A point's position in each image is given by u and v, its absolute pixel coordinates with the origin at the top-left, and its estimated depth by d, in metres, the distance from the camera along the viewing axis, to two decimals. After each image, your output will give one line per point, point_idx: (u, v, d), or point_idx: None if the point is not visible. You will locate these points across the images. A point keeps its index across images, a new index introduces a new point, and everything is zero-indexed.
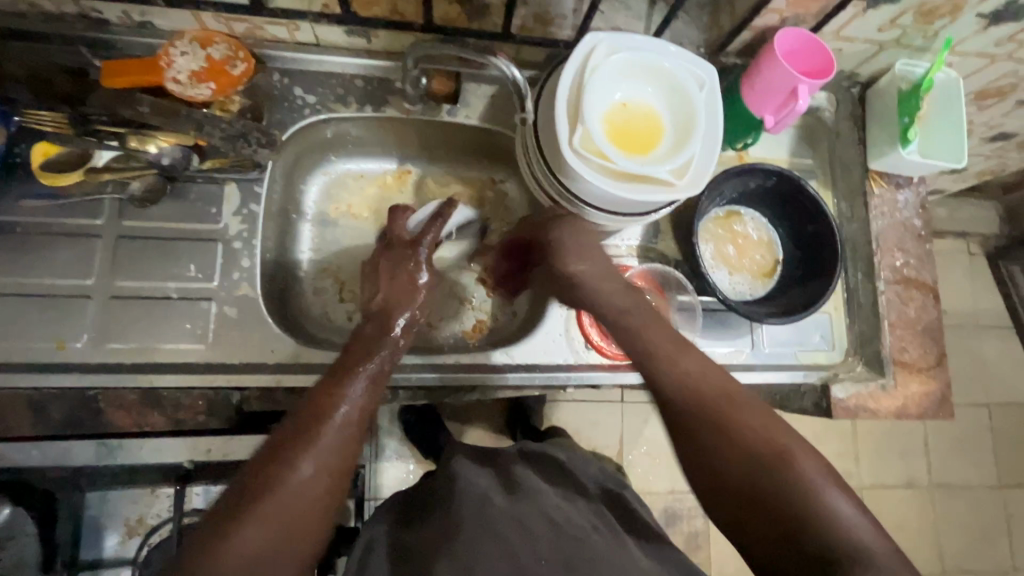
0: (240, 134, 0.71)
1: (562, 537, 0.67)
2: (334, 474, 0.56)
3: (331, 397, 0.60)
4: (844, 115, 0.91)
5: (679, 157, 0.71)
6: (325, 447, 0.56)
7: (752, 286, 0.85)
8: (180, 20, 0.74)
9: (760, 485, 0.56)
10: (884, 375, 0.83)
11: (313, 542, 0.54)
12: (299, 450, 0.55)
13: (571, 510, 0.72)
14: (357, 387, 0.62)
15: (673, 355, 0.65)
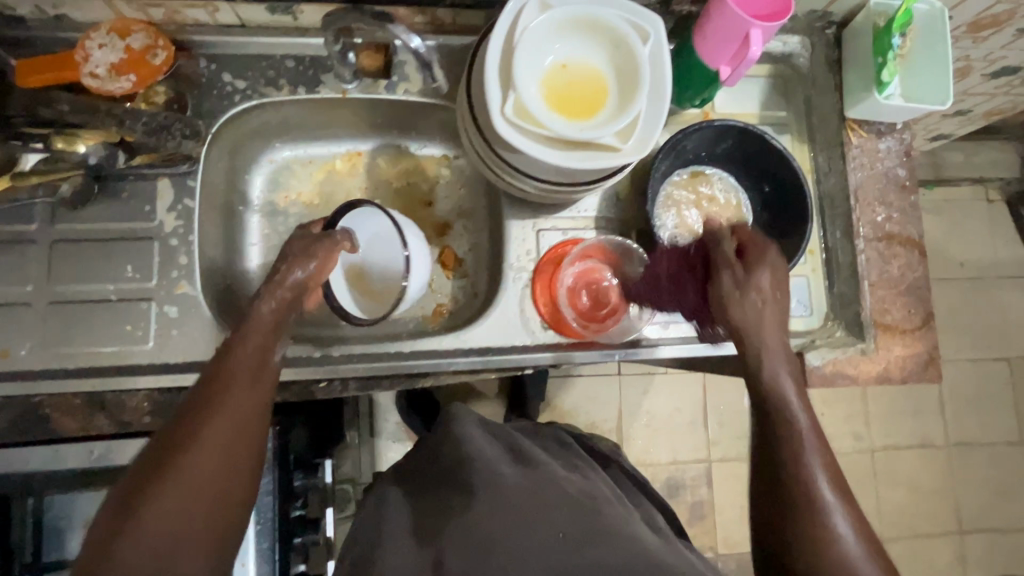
0: (163, 126, 0.68)
1: (577, 507, 0.64)
2: (234, 437, 0.55)
3: (225, 366, 0.58)
4: (819, 60, 0.83)
5: (623, 119, 0.65)
6: (224, 408, 0.55)
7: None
8: (95, 10, 0.70)
9: (791, 475, 0.56)
10: (865, 339, 0.78)
11: (224, 505, 0.52)
12: (194, 430, 0.53)
13: (578, 481, 0.71)
14: (250, 351, 0.61)
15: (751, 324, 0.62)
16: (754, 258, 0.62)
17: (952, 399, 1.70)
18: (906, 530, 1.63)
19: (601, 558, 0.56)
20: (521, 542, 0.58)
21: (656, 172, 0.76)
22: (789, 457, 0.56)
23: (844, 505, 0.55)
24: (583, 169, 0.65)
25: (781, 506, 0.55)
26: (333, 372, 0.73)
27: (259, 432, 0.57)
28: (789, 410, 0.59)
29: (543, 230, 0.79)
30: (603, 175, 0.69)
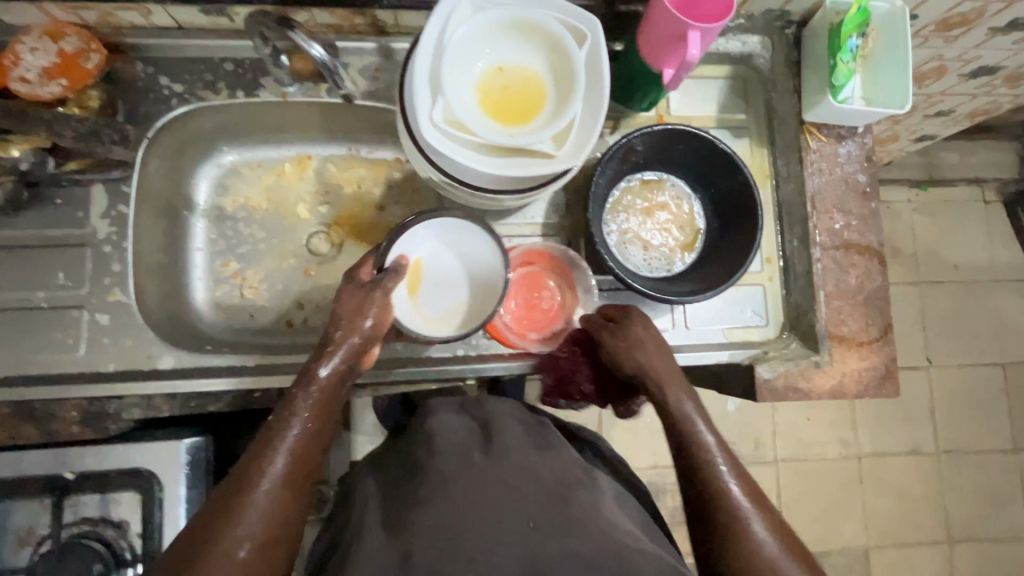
0: (93, 131, 0.67)
1: (549, 498, 0.59)
2: (271, 530, 0.56)
3: (257, 478, 0.56)
4: (779, 60, 0.80)
5: (557, 124, 0.63)
6: (252, 525, 0.55)
7: (670, 262, 0.79)
8: (28, 14, 0.69)
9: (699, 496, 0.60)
10: (819, 351, 0.76)
11: None
12: (232, 525, 0.54)
13: (553, 465, 0.65)
14: (293, 435, 0.59)
15: (645, 358, 0.68)
16: (624, 316, 0.70)
17: (959, 406, 1.56)
18: (900, 542, 1.50)
19: (574, 549, 0.53)
20: (485, 533, 0.54)
21: (601, 176, 0.73)
22: (697, 462, 0.62)
23: (758, 512, 0.59)
24: (515, 176, 0.63)
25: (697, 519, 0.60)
26: (267, 383, 0.72)
27: (296, 519, 0.58)
28: (694, 433, 0.63)
29: None
30: (539, 182, 0.66)
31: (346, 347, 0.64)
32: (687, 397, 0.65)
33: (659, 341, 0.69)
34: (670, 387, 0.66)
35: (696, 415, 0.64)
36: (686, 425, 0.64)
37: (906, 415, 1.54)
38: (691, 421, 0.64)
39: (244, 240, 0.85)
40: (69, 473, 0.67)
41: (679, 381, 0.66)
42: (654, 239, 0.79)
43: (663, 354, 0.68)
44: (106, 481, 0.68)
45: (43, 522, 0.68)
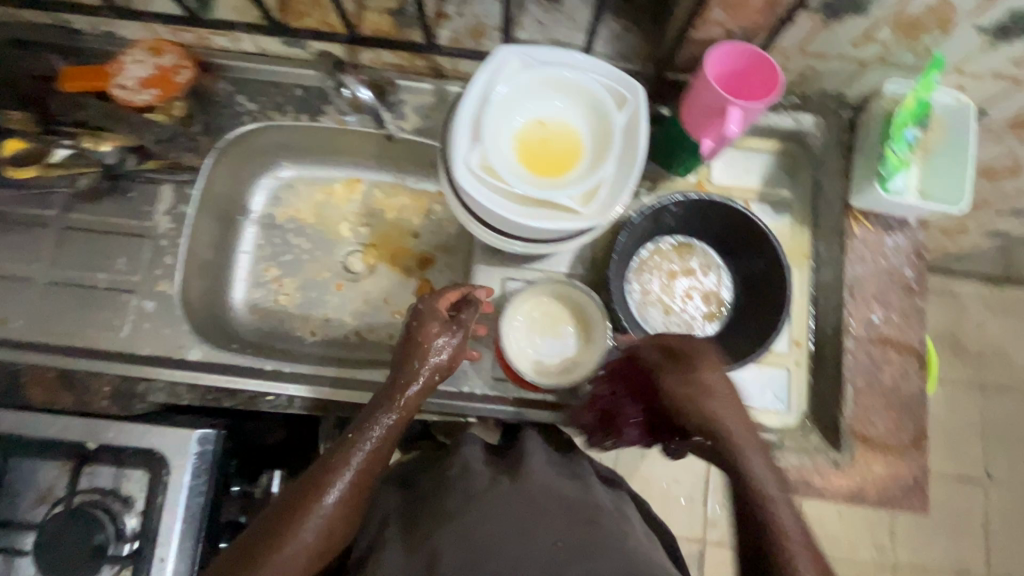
0: (170, 137, 0.78)
1: (574, 521, 0.56)
2: (317, 548, 0.59)
3: (317, 495, 0.60)
4: (831, 141, 0.79)
5: (587, 183, 0.64)
6: (302, 539, 0.58)
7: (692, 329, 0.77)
8: (138, 30, 0.79)
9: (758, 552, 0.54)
10: (839, 449, 0.71)
11: None
12: (279, 538, 0.57)
13: (571, 483, 0.61)
14: (354, 461, 0.62)
15: (716, 398, 0.59)
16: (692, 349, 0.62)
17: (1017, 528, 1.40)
18: None
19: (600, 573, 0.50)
20: (512, 546, 0.52)
21: (627, 236, 0.73)
22: (767, 524, 0.54)
23: None
24: (540, 228, 0.64)
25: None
26: (278, 388, 0.75)
27: (342, 539, 0.61)
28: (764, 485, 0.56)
29: (510, 279, 0.78)
30: (563, 236, 0.67)
31: (420, 380, 0.66)
32: (754, 450, 0.58)
33: (710, 384, 0.60)
34: (743, 442, 0.58)
35: (763, 472, 0.57)
36: (755, 481, 0.56)
37: (958, 532, 1.39)
38: (757, 478, 0.56)
39: (288, 248, 0.91)
40: (91, 444, 0.72)
41: (751, 433, 0.58)
42: (677, 304, 0.77)
43: (732, 405, 0.59)
44: (121, 457, 0.72)
45: (61, 484, 0.73)
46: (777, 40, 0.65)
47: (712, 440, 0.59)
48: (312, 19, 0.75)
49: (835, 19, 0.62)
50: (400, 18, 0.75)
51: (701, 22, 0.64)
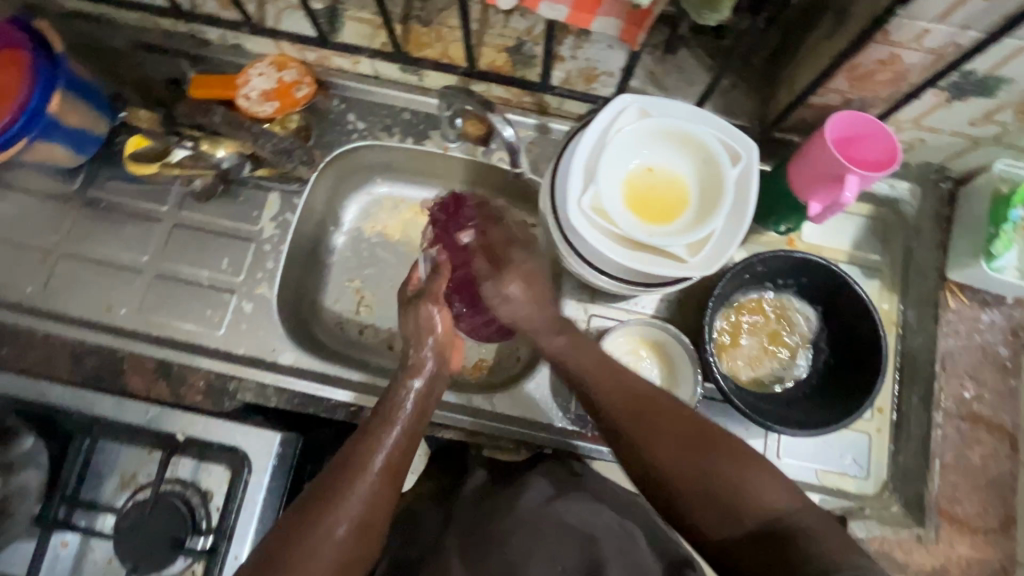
0: (287, 150, 0.79)
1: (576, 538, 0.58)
2: None
3: None
4: (927, 211, 0.78)
5: (695, 234, 0.66)
6: None
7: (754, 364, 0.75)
8: (265, 45, 0.83)
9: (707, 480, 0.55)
10: (924, 525, 0.70)
11: None
12: None
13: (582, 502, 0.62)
14: None
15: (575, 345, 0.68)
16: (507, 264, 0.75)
17: None
18: None
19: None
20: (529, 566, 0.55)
21: (725, 287, 0.73)
22: (672, 487, 0.56)
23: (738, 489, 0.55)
24: (645, 272, 0.66)
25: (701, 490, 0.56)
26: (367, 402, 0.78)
27: None
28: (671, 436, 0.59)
29: (596, 315, 0.79)
30: (663, 282, 0.69)
31: None
32: (653, 424, 0.59)
33: (605, 359, 0.66)
34: (657, 418, 0.59)
35: (648, 442, 0.59)
36: (650, 451, 0.58)
37: None
38: (648, 449, 0.58)
39: (374, 260, 0.90)
40: (181, 435, 0.74)
41: (638, 412, 0.60)
42: (734, 325, 0.75)
43: (610, 379, 0.64)
44: (208, 451, 0.74)
45: (147, 470, 0.76)
46: (895, 115, 0.67)
47: (613, 425, 0.62)
48: (433, 50, 0.79)
49: (961, 97, 0.62)
50: (517, 56, 0.78)
51: (821, 92, 0.66)
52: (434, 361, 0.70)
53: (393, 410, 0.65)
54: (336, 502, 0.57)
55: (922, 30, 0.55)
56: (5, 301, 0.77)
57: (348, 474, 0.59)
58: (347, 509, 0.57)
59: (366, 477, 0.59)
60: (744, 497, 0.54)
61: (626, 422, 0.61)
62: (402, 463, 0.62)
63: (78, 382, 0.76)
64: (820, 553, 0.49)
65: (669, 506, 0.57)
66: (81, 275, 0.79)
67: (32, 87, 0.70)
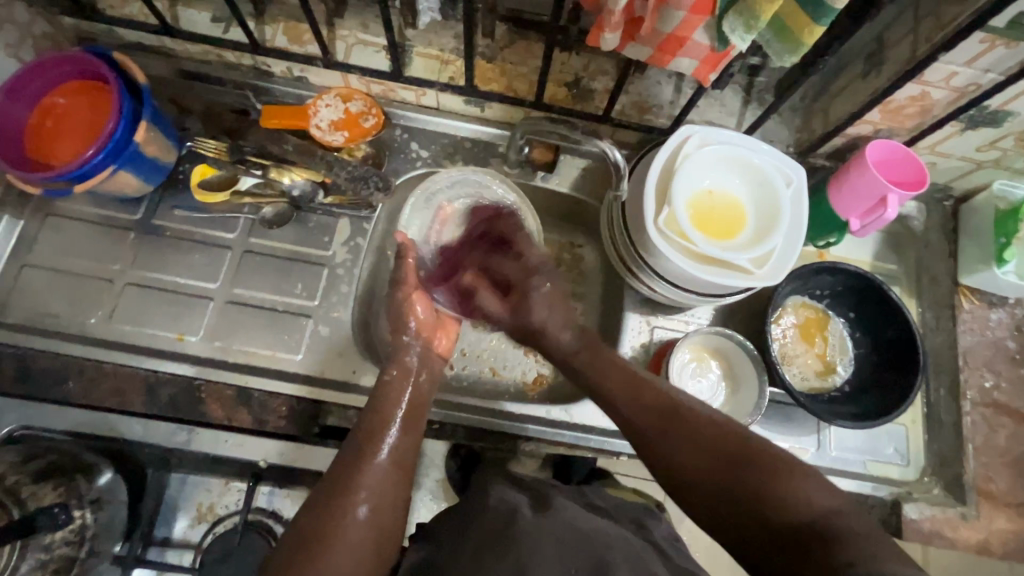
0: (363, 177, 0.83)
1: (589, 548, 0.57)
2: None
3: None
4: (936, 225, 0.89)
5: (759, 248, 0.73)
6: None
7: (807, 379, 0.82)
8: (330, 78, 0.86)
9: (744, 476, 0.55)
10: (965, 503, 0.79)
11: None
12: None
13: (598, 523, 0.62)
14: None
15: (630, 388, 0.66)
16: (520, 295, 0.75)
17: None
18: None
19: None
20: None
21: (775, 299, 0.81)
22: (703, 491, 0.57)
23: (778, 483, 0.53)
24: (717, 284, 0.73)
25: (739, 486, 0.55)
26: (447, 417, 0.81)
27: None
28: (694, 431, 0.60)
29: (657, 326, 0.85)
30: (731, 292, 0.75)
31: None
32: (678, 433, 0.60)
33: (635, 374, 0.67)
34: (687, 426, 0.60)
35: (679, 450, 0.59)
36: (676, 453, 0.59)
37: None
38: (678, 451, 0.60)
39: None
40: (262, 462, 0.75)
41: (662, 424, 0.62)
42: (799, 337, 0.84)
43: (639, 389, 0.65)
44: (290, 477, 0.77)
45: (225, 501, 0.76)
46: (918, 142, 0.77)
47: (639, 434, 0.63)
48: (498, 84, 0.85)
49: (974, 127, 0.73)
50: (576, 90, 0.85)
51: (856, 123, 0.76)
52: (418, 352, 0.74)
53: (389, 406, 0.67)
54: (349, 488, 0.58)
55: (951, 72, 0.65)
56: (69, 333, 0.75)
57: (358, 462, 0.61)
58: (360, 495, 0.58)
59: (375, 466, 0.61)
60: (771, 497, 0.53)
61: (652, 430, 0.62)
62: (405, 456, 0.64)
63: (151, 414, 0.74)
64: (862, 554, 0.46)
65: (704, 511, 0.57)
66: (148, 304, 0.78)
67: (117, 118, 0.70)
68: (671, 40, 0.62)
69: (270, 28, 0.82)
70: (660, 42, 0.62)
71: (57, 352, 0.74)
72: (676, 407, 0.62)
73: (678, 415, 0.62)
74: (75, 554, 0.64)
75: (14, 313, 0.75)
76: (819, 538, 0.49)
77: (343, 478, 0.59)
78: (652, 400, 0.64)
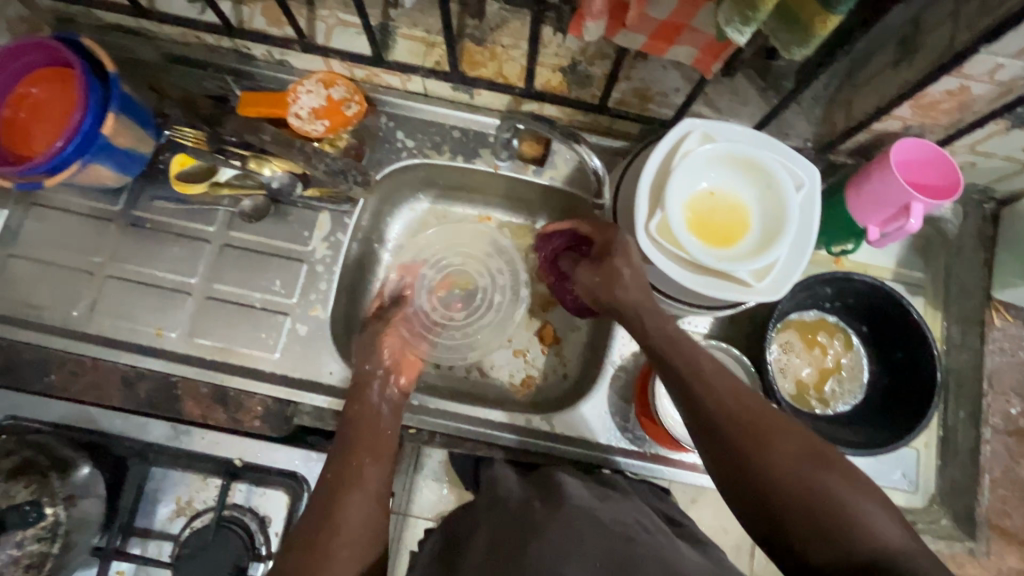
0: (342, 171, 0.78)
1: (608, 538, 0.52)
2: None
3: None
4: (972, 230, 0.80)
5: (762, 259, 0.66)
6: None
7: (790, 372, 0.77)
8: (312, 62, 0.81)
9: (827, 502, 0.50)
10: (975, 538, 0.73)
11: None
12: None
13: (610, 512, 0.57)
14: None
15: (697, 369, 0.59)
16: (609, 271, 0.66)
17: None
18: None
19: None
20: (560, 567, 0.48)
21: (778, 311, 0.74)
22: (784, 505, 0.51)
23: (862, 511, 0.49)
24: (711, 296, 0.67)
25: (816, 510, 0.50)
26: (422, 423, 0.79)
27: None
28: (778, 441, 0.54)
29: None
30: (727, 303, 0.70)
31: None
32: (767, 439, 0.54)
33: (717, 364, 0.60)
34: (769, 433, 0.54)
35: (760, 458, 0.53)
36: (759, 465, 0.53)
37: None
38: (756, 461, 0.53)
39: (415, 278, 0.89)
40: (238, 460, 0.74)
41: (752, 426, 0.55)
42: (830, 361, 0.78)
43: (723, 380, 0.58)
44: (266, 477, 0.73)
45: (204, 495, 0.75)
46: (954, 141, 0.68)
47: (717, 433, 0.56)
48: (487, 69, 0.78)
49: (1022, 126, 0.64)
50: (571, 76, 0.78)
51: (884, 118, 0.67)
52: (376, 390, 0.70)
53: (360, 434, 0.65)
54: (323, 531, 0.55)
55: (996, 64, 0.56)
56: (52, 326, 0.76)
57: (333, 501, 0.58)
58: (338, 536, 0.55)
59: (348, 503, 0.58)
60: (858, 528, 0.48)
61: (737, 433, 0.55)
62: (382, 493, 0.60)
63: (129, 409, 0.75)
64: None
65: (775, 526, 0.52)
66: (127, 298, 0.77)
67: (85, 109, 0.68)
68: (665, 27, 0.55)
69: (248, 9, 0.78)
70: (653, 28, 0.56)
71: (42, 345, 0.75)
72: (762, 409, 0.56)
73: (768, 423, 0.55)
74: (48, 549, 0.64)
75: (0, 302, 0.76)
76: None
77: (320, 522, 0.56)
78: (731, 399, 0.57)
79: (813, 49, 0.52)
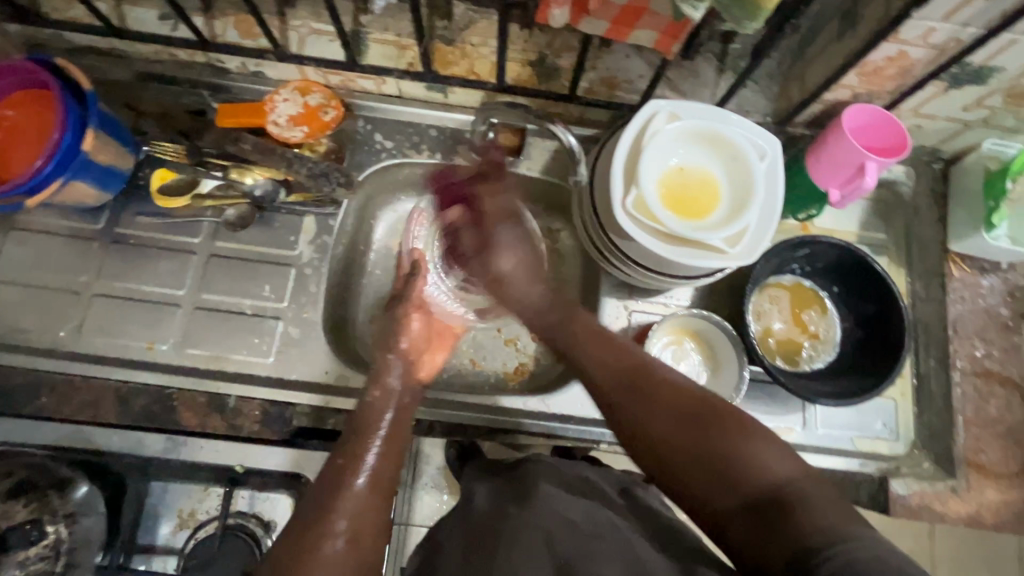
0: (324, 172, 0.80)
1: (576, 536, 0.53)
2: None
3: None
4: (924, 190, 0.85)
5: (734, 225, 0.70)
6: None
7: (765, 319, 0.81)
8: (286, 71, 0.83)
9: (708, 442, 0.51)
10: (954, 476, 0.78)
11: None
12: None
13: (587, 507, 0.58)
14: None
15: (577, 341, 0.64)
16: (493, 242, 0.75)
17: None
18: None
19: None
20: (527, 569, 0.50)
21: (754, 277, 0.77)
22: (663, 451, 0.53)
23: (741, 447, 0.50)
24: (690, 265, 0.70)
25: (699, 451, 0.52)
26: (422, 414, 0.81)
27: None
28: (652, 393, 0.56)
29: (636, 311, 0.83)
30: (706, 271, 0.73)
31: None
32: (641, 395, 0.56)
33: (603, 334, 0.64)
34: (647, 387, 0.57)
35: (642, 413, 0.56)
36: (637, 416, 0.56)
37: None
38: (635, 414, 0.56)
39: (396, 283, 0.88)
40: (239, 467, 0.73)
41: (628, 387, 0.58)
42: (806, 323, 0.82)
43: (607, 350, 0.62)
44: (265, 483, 0.73)
45: (207, 505, 0.76)
46: (899, 105, 0.73)
47: (605, 398, 0.59)
48: (459, 67, 0.81)
49: (957, 87, 0.69)
50: (540, 69, 0.81)
51: (833, 88, 0.72)
52: (401, 367, 0.72)
53: (371, 428, 0.64)
54: (327, 516, 0.54)
55: (929, 28, 0.61)
56: (40, 348, 0.75)
57: (336, 487, 0.57)
58: (337, 521, 0.54)
59: (351, 491, 0.57)
60: (737, 462, 0.49)
61: (617, 396, 0.58)
62: (383, 480, 0.60)
63: (123, 425, 0.74)
64: (823, 524, 0.44)
65: (660, 472, 0.53)
66: (114, 315, 0.77)
67: (64, 129, 0.69)
68: (626, 11, 0.59)
69: (219, 22, 0.79)
70: (615, 14, 0.59)
71: (30, 368, 0.74)
72: (636, 368, 0.59)
73: (642, 381, 0.58)
74: (53, 568, 0.64)
75: None
76: (773, 508, 0.47)
77: (320, 510, 0.55)
78: (607, 364, 0.61)
79: (762, 23, 0.56)
